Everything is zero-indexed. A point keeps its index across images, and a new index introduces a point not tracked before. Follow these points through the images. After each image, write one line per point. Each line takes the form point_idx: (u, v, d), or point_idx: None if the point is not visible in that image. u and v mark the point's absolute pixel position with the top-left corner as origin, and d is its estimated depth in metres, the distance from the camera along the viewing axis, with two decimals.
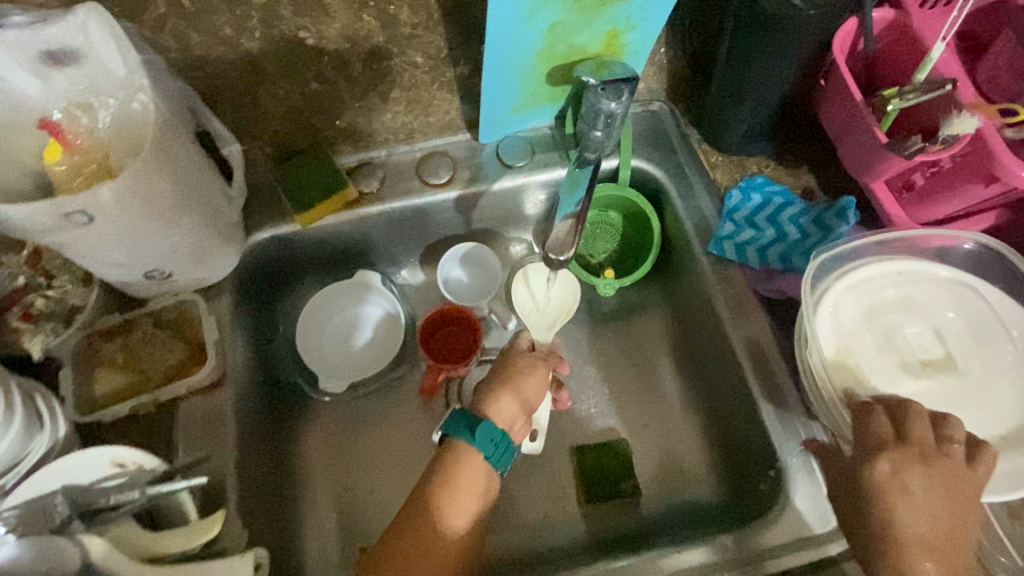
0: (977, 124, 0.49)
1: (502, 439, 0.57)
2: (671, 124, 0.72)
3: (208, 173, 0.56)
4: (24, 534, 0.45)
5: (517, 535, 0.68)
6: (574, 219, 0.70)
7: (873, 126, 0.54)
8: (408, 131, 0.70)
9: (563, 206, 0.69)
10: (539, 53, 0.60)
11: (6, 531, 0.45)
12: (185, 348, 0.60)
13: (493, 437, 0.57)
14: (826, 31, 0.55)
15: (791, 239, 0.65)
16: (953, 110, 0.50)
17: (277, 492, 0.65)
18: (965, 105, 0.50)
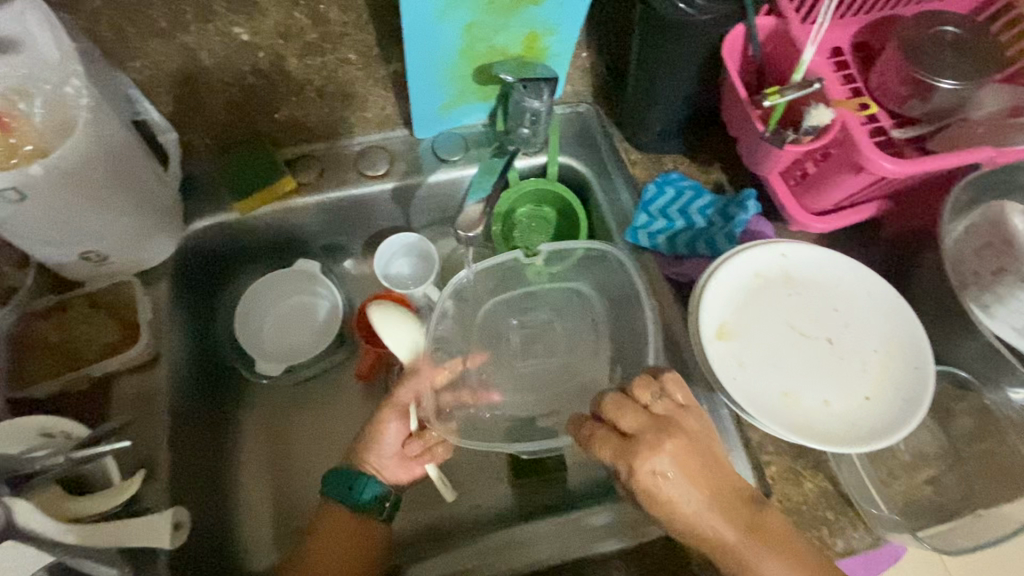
0: (833, 117, 0.56)
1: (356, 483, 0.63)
2: (596, 124, 0.77)
3: (143, 158, 0.59)
4: None
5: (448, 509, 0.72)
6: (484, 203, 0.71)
7: (756, 122, 0.60)
8: (346, 126, 0.73)
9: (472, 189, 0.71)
10: (462, 52, 0.64)
11: None
12: (118, 329, 0.62)
13: (352, 485, 0.63)
14: (718, 36, 0.60)
15: (698, 227, 0.70)
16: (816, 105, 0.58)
17: (212, 471, 0.67)
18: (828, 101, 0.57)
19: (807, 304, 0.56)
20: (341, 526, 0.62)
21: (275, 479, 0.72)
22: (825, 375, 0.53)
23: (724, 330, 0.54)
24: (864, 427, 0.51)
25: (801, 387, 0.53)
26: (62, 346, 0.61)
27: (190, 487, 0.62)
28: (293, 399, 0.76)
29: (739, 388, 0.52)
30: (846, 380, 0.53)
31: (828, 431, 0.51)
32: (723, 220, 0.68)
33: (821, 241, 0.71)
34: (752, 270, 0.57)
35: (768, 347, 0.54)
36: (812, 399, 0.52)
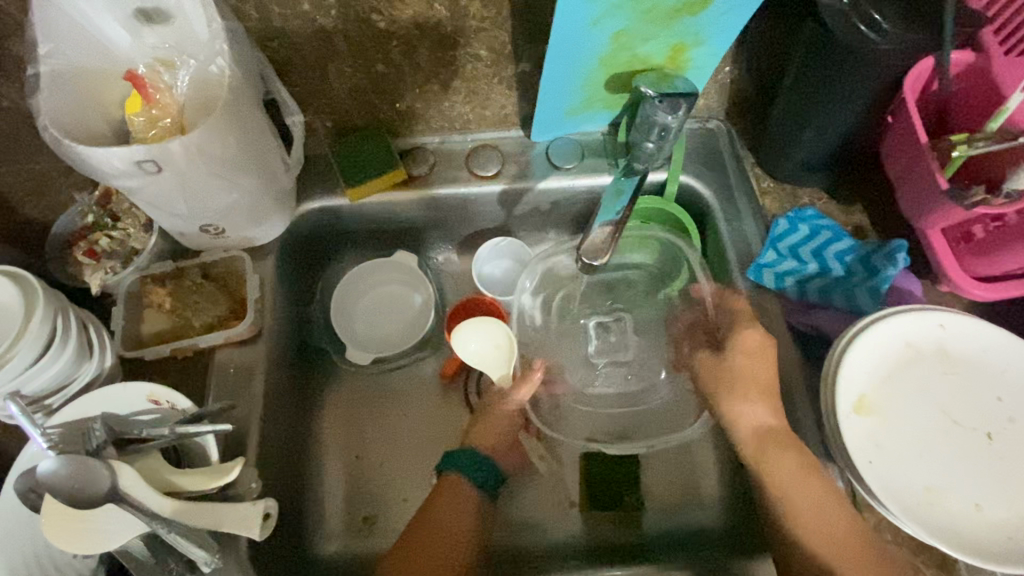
0: None
1: (482, 462, 0.65)
2: (725, 144, 0.73)
3: (271, 140, 0.59)
4: (63, 451, 0.47)
5: (516, 528, 0.70)
6: (613, 227, 0.67)
7: (935, 172, 0.53)
8: (463, 122, 0.72)
9: (604, 212, 0.66)
10: (602, 59, 0.60)
11: (47, 447, 0.47)
12: (227, 303, 0.64)
13: (477, 464, 0.65)
14: (899, 68, 0.53)
15: (833, 276, 0.64)
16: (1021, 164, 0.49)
17: (296, 451, 0.68)
18: None
19: (964, 388, 0.49)
20: (465, 503, 0.62)
21: (351, 466, 0.72)
22: (978, 475, 0.46)
23: (863, 405, 0.48)
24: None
25: (949, 485, 0.46)
26: (175, 312, 0.63)
27: (278, 466, 0.64)
28: (376, 391, 0.75)
29: (875, 474, 0.46)
30: (1006, 485, 0.46)
31: (979, 543, 0.44)
32: (865, 272, 0.62)
33: (975, 309, 0.62)
34: (904, 338, 0.50)
35: (912, 432, 0.48)
36: (961, 500, 0.45)
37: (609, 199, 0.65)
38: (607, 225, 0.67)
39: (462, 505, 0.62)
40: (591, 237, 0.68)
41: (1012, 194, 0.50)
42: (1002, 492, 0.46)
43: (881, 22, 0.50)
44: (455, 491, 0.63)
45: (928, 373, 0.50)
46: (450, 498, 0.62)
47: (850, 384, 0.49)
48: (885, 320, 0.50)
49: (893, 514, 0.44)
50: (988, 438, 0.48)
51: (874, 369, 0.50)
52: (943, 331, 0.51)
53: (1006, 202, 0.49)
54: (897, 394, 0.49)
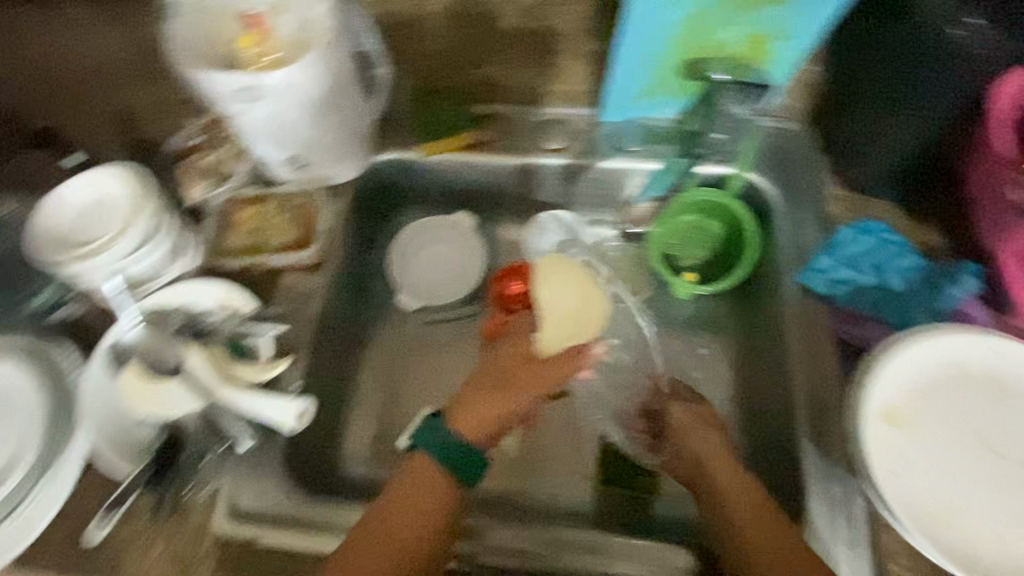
0: None
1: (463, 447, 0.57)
2: (803, 145, 0.69)
3: (356, 86, 0.64)
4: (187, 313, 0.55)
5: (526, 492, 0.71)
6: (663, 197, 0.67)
7: None
8: (536, 94, 0.75)
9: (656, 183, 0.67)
10: (676, 41, 0.59)
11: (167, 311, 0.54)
12: (297, 232, 0.71)
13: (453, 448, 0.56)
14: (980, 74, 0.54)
15: (888, 291, 0.62)
16: None
17: (338, 377, 0.74)
18: None
19: (1003, 414, 0.48)
20: (428, 492, 0.55)
21: (384, 402, 0.77)
22: (1002, 502, 0.45)
23: (894, 416, 0.47)
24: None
25: (965, 506, 0.45)
26: (255, 232, 0.70)
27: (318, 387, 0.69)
28: (419, 339, 0.80)
29: (893, 485, 0.45)
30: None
31: (990, 567, 0.43)
32: (925, 292, 0.60)
33: None
34: (950, 358, 0.48)
35: (938, 450, 0.47)
36: (981, 524, 0.45)
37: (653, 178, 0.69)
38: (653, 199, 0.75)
39: (432, 490, 0.55)
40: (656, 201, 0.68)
41: None
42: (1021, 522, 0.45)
43: (967, 26, 0.52)
44: (423, 477, 0.56)
45: (967, 393, 0.48)
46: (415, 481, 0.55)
47: (885, 392, 0.48)
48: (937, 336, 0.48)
49: (903, 528, 0.44)
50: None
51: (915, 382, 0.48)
52: (994, 354, 0.48)
53: None
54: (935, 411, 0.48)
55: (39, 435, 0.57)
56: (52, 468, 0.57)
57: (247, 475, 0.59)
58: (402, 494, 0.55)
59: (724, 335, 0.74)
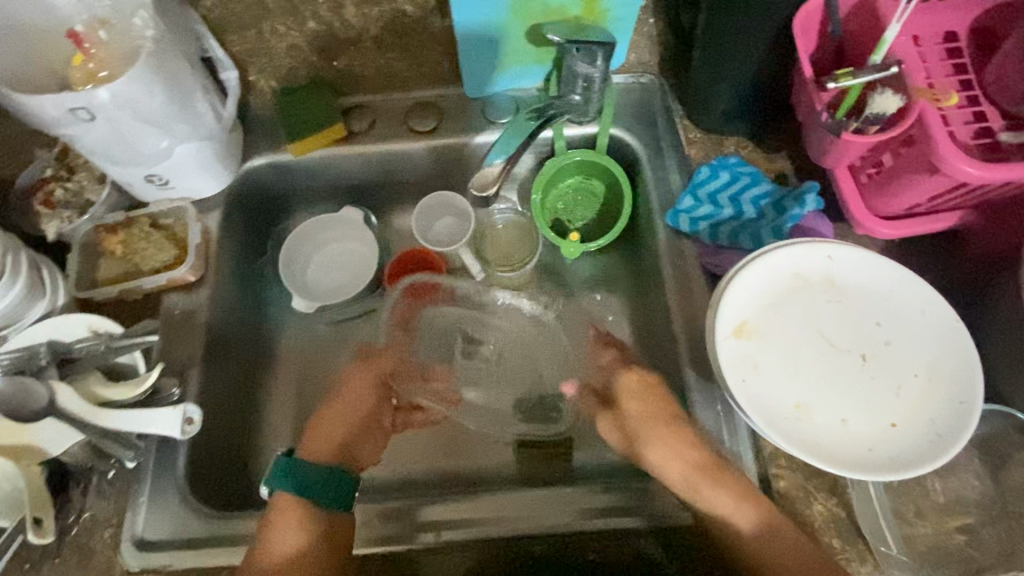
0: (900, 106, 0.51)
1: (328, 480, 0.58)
2: (658, 98, 0.75)
3: (206, 96, 0.63)
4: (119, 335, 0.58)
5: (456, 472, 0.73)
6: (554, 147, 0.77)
7: (816, 99, 0.54)
8: (403, 80, 0.76)
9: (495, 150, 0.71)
10: (513, 8, 0.63)
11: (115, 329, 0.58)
12: (173, 250, 0.68)
13: (324, 480, 0.58)
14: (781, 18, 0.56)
15: (747, 219, 0.65)
16: (879, 87, 0.52)
17: (246, 389, 0.73)
18: (901, 87, 0.51)
19: (848, 312, 0.52)
20: (310, 531, 0.56)
21: (300, 404, 0.75)
22: (847, 394, 0.50)
23: (746, 329, 0.52)
24: (878, 462, 0.47)
25: (814, 402, 0.50)
26: (126, 257, 0.67)
27: (222, 402, 0.68)
28: (326, 343, 0.79)
29: (746, 391, 0.49)
30: (872, 406, 0.50)
31: (829, 451, 0.48)
32: (775, 213, 0.64)
33: (887, 249, 0.64)
34: (794, 268, 0.53)
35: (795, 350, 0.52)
36: (828, 415, 0.49)
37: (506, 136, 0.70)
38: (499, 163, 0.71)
39: (307, 526, 0.56)
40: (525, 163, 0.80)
41: (876, 120, 0.52)
42: (861, 412, 0.49)
43: None
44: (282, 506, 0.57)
45: (817, 298, 0.53)
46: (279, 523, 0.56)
47: (731, 315, 0.52)
48: (771, 259, 0.53)
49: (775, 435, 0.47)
50: (868, 371, 0.51)
51: (757, 301, 0.53)
52: (857, 261, 0.53)
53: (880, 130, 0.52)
54: (782, 326, 0.52)
55: None
56: None
57: (155, 497, 0.59)
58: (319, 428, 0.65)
59: (617, 283, 0.79)
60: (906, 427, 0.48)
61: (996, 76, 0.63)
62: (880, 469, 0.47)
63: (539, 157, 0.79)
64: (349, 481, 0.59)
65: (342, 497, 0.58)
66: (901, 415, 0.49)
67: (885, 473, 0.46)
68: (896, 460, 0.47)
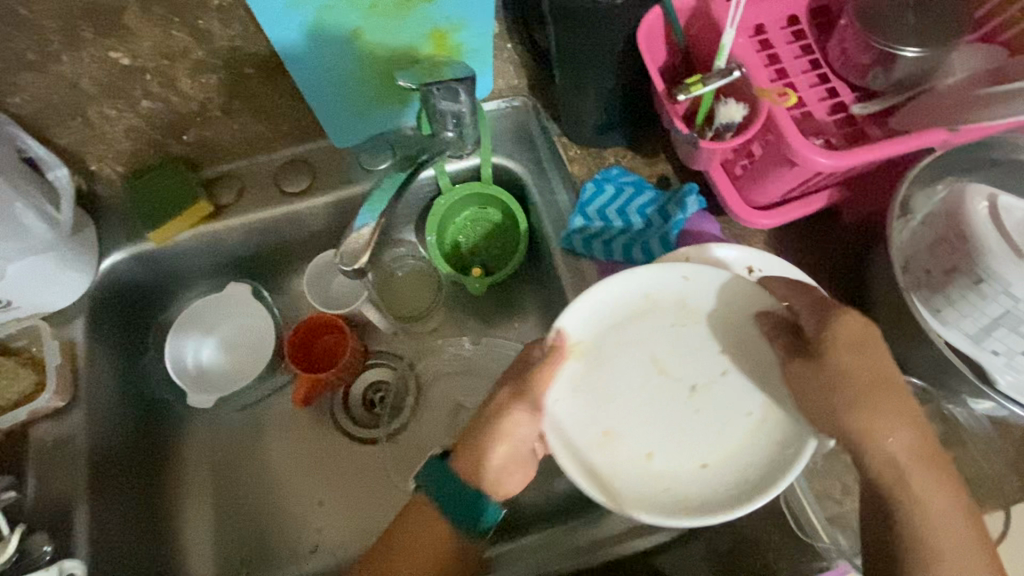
0: (745, 112, 0.53)
1: (477, 500, 0.50)
2: (533, 119, 0.74)
3: (27, 204, 0.57)
4: None
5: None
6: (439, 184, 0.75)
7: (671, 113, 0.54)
8: (265, 141, 0.71)
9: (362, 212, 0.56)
10: (360, 59, 0.59)
11: None
12: (32, 377, 0.61)
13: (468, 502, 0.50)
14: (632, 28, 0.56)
15: (636, 229, 0.65)
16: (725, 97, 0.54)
17: (147, 507, 0.66)
18: (750, 91, 0.52)
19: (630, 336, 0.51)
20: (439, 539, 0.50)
21: (219, 508, 0.71)
22: (671, 432, 0.49)
23: (576, 349, 0.50)
24: (688, 511, 0.45)
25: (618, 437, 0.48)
26: None
27: (117, 533, 0.61)
28: (235, 434, 0.73)
29: (556, 416, 0.49)
30: (690, 444, 0.48)
31: (621, 484, 0.47)
32: (661, 220, 0.64)
33: (771, 235, 0.65)
34: (645, 290, 0.51)
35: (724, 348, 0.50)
36: (622, 449, 0.48)
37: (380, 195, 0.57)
38: (371, 224, 0.56)
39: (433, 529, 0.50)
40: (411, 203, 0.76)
41: (727, 127, 0.53)
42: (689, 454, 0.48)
43: None
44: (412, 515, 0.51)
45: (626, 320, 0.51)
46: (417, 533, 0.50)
47: (574, 329, 0.50)
48: (620, 275, 0.50)
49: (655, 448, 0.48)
50: (648, 412, 0.49)
51: (600, 319, 0.51)
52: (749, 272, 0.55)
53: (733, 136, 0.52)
54: (613, 347, 0.51)
55: None
56: None
57: None
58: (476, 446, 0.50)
59: (527, 307, 0.77)
60: (716, 472, 0.47)
61: (841, 50, 0.64)
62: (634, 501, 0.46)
63: (428, 199, 0.76)
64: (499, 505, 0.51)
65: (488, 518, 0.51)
66: (708, 459, 0.47)
67: (635, 509, 0.45)
68: (643, 500, 0.46)
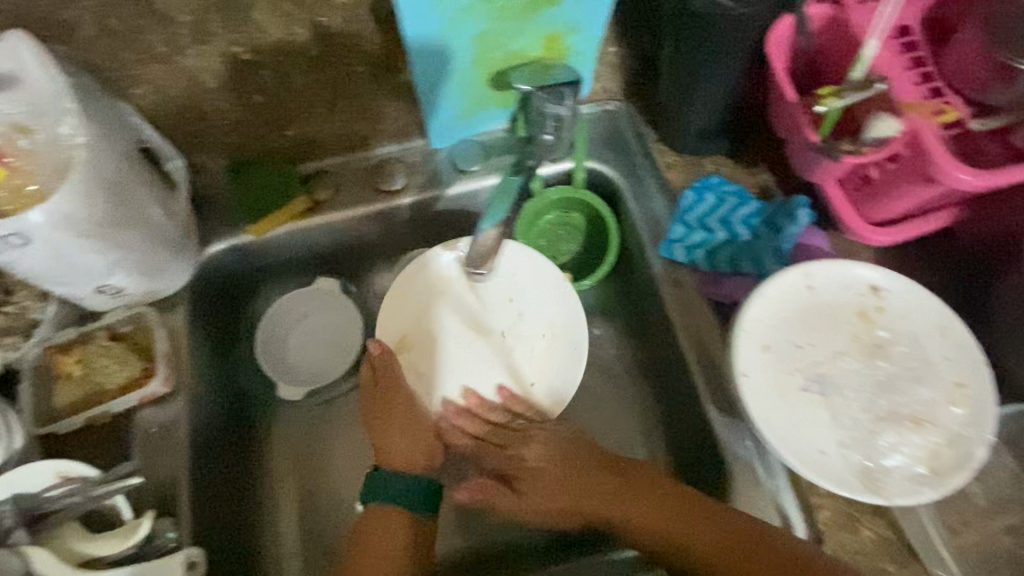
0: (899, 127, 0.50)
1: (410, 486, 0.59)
2: (626, 123, 0.72)
3: (152, 193, 0.57)
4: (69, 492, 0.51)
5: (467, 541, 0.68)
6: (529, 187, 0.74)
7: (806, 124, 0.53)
8: (361, 138, 0.69)
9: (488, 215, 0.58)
10: (475, 63, 0.58)
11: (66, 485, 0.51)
12: (139, 363, 0.62)
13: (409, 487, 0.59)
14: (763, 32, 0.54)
15: (742, 241, 0.63)
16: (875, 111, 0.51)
17: (238, 495, 0.67)
18: (895, 104, 0.51)
19: (541, 315, 0.68)
20: (396, 533, 0.57)
21: (304, 498, 0.72)
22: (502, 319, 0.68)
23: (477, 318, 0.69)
24: (909, 477, 0.45)
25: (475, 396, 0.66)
26: (86, 378, 0.61)
27: (215, 519, 0.62)
28: (320, 425, 0.74)
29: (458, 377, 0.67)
30: (486, 372, 0.67)
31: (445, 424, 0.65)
32: (770, 232, 0.62)
33: (881, 251, 0.63)
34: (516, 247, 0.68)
35: (858, 366, 0.50)
36: (831, 441, 0.48)
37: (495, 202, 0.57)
38: (494, 230, 0.58)
39: (395, 530, 0.58)
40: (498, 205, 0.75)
41: (875, 141, 0.51)
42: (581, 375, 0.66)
43: None
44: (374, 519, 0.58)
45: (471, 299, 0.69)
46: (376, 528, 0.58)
47: (752, 324, 0.51)
48: (819, 270, 0.52)
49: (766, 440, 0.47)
50: (911, 378, 0.49)
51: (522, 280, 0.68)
52: (872, 295, 0.52)
53: (875, 149, 0.51)
54: (792, 345, 0.51)
55: None
56: None
57: None
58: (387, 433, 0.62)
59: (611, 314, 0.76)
60: (947, 468, 0.45)
61: None
62: (902, 490, 0.45)
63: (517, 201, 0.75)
64: (437, 487, 0.60)
65: (429, 502, 0.60)
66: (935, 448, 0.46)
67: (901, 494, 0.45)
68: (911, 481, 0.45)
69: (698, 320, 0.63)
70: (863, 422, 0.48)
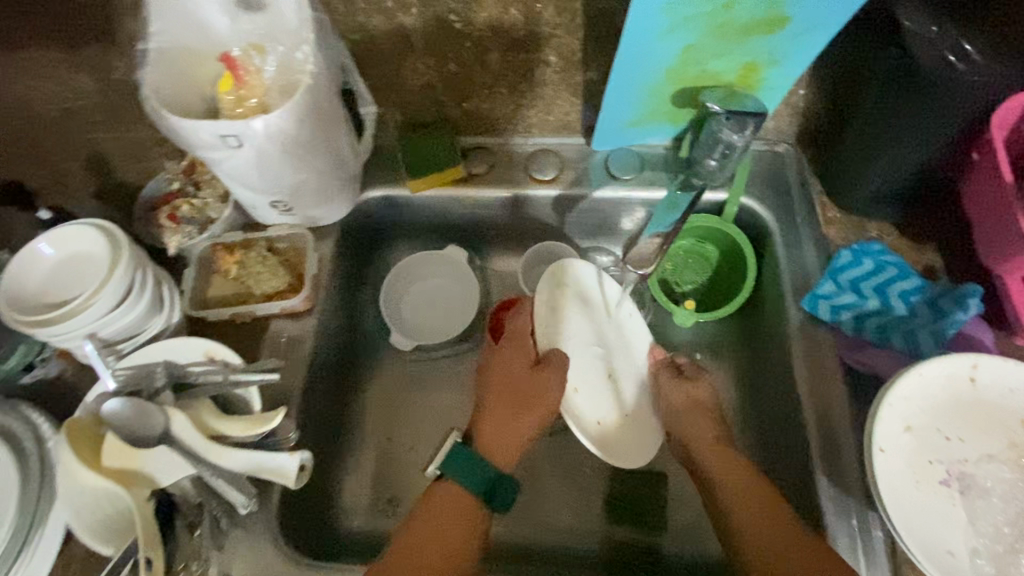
0: None
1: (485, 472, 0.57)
2: (792, 167, 0.70)
3: (343, 132, 0.64)
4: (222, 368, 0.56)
5: (518, 536, 0.67)
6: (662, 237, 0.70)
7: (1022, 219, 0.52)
8: (526, 126, 0.73)
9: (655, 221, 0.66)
10: (669, 72, 0.59)
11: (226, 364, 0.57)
12: (286, 276, 0.67)
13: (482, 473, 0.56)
14: (986, 102, 0.51)
15: (894, 315, 0.61)
16: None
17: (335, 424, 0.70)
18: None
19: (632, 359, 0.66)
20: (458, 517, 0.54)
21: (382, 447, 0.73)
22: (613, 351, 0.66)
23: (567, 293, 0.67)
24: None
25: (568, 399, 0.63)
26: (239, 279, 0.67)
27: (313, 436, 0.65)
28: (414, 381, 0.76)
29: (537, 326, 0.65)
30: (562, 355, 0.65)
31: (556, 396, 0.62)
32: (930, 313, 0.59)
33: None
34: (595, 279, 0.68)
35: (1009, 476, 0.46)
36: (959, 543, 0.45)
37: (663, 210, 0.66)
38: None
39: (460, 516, 0.54)
40: (636, 218, 0.74)
41: None
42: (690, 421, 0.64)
43: None
44: (443, 498, 0.55)
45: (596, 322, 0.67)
46: (440, 507, 0.55)
47: (904, 406, 0.47)
48: (986, 363, 0.48)
49: (888, 516, 0.44)
50: None
51: (943, 382, 0.48)
52: None
53: None
54: (940, 435, 0.47)
55: (12, 515, 0.53)
56: (28, 545, 0.53)
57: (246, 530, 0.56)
58: (494, 419, 0.59)
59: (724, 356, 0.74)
60: None
61: None
62: None
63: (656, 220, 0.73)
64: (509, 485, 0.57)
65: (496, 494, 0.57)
66: None
67: None
68: None
69: (828, 386, 0.60)
70: (1006, 537, 0.44)
